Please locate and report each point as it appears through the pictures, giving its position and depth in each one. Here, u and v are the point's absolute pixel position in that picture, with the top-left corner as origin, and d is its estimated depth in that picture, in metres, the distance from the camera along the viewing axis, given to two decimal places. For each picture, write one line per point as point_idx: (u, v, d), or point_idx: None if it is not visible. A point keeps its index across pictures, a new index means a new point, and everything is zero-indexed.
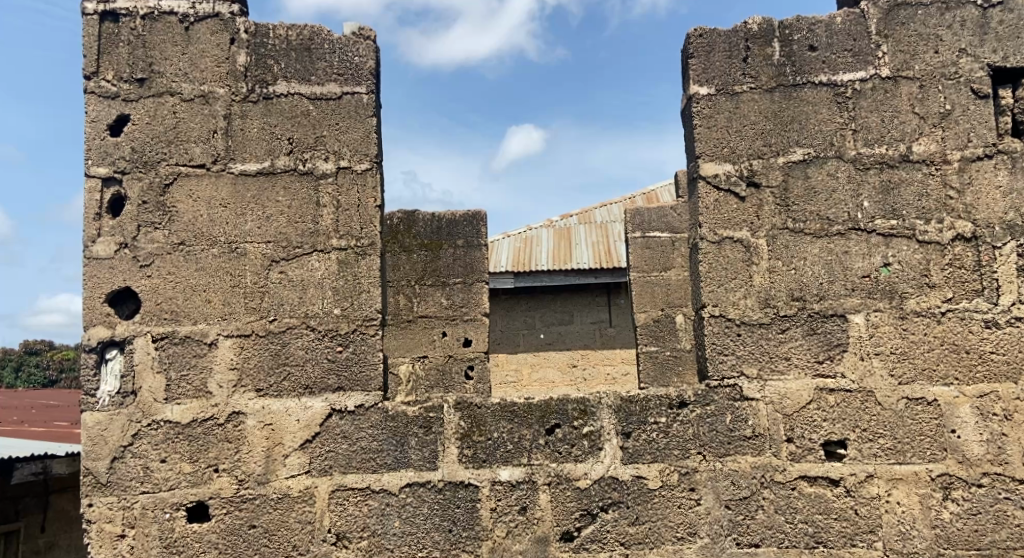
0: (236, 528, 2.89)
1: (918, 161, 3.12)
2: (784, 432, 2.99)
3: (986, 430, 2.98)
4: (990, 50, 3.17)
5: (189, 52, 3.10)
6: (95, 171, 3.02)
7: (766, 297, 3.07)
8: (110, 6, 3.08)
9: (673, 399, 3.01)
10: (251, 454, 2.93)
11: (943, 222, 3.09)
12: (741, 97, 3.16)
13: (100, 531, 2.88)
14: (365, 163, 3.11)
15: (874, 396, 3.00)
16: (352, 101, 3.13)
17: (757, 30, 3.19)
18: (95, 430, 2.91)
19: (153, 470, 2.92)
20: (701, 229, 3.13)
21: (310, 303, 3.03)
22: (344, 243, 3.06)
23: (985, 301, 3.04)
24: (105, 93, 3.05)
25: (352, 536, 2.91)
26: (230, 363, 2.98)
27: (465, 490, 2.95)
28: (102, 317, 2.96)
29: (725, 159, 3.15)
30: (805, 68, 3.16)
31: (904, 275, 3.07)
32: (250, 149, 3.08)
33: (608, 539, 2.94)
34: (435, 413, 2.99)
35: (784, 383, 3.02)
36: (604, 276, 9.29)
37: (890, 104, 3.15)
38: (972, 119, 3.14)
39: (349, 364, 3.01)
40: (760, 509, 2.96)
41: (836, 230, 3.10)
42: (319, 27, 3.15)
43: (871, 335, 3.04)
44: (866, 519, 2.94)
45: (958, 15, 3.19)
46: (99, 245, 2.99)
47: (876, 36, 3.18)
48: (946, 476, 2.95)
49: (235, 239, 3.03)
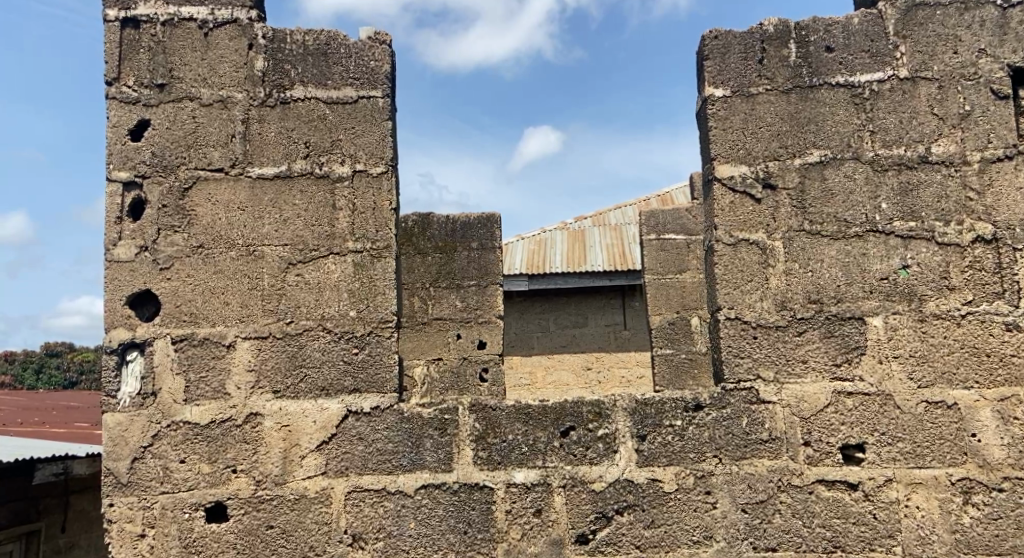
0: (254, 529, 2.92)
1: (937, 163, 3.09)
2: (801, 435, 2.98)
3: (1007, 434, 2.95)
4: (1010, 51, 3.13)
5: (208, 57, 3.13)
6: (117, 176, 3.06)
7: (782, 300, 3.06)
8: (131, 13, 3.13)
9: (688, 402, 3.00)
10: (269, 456, 2.96)
11: (963, 224, 3.06)
12: (757, 99, 3.15)
13: (120, 530, 2.91)
14: (380, 166, 3.12)
15: (893, 400, 2.98)
16: (368, 105, 3.15)
17: (772, 32, 3.19)
18: (116, 431, 2.96)
19: (172, 470, 2.95)
20: (716, 232, 3.11)
21: (326, 304, 3.05)
22: (360, 246, 3.08)
23: (1006, 304, 3.01)
24: (126, 99, 3.09)
25: (368, 537, 2.93)
26: (248, 365, 3.01)
27: (480, 492, 2.96)
28: (123, 319, 3.01)
29: (741, 161, 3.14)
30: (821, 69, 3.15)
31: (922, 278, 3.04)
32: (268, 153, 3.11)
33: (623, 542, 2.93)
34: (450, 415, 3.01)
35: (801, 386, 3.00)
36: (618, 279, 9.26)
37: (908, 105, 3.12)
38: (993, 120, 3.10)
39: (364, 366, 3.02)
40: (776, 513, 2.94)
41: (853, 232, 3.08)
42: (336, 32, 3.18)
43: (890, 338, 3.01)
44: (886, 523, 2.92)
45: (978, 15, 3.16)
46: (120, 248, 3.04)
47: (894, 36, 3.15)
48: (967, 481, 2.92)
49: (253, 241, 3.06)
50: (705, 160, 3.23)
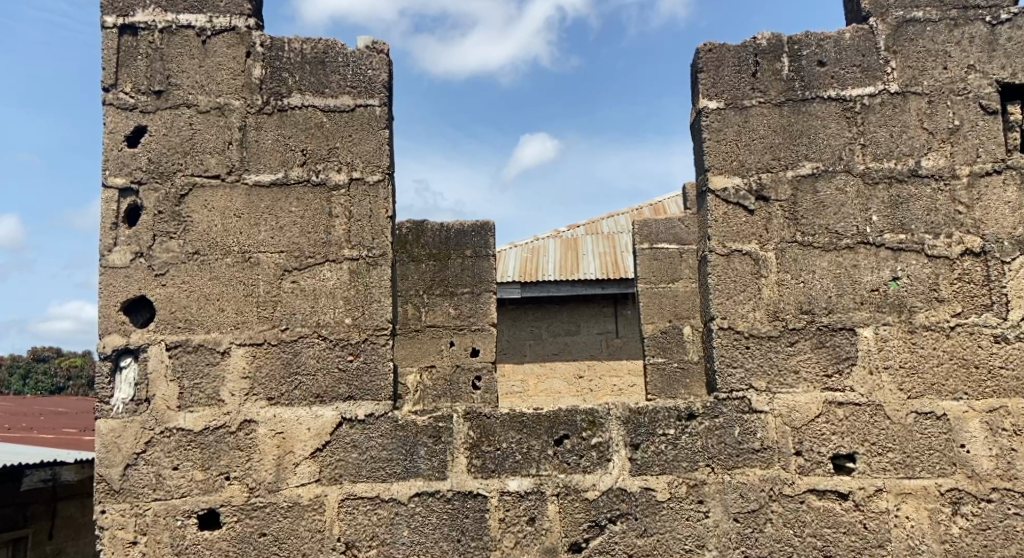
0: (247, 536, 2.92)
1: (926, 176, 3.13)
2: (793, 445, 3.00)
3: (995, 445, 2.98)
4: (999, 67, 3.18)
5: (206, 64, 3.15)
6: (113, 182, 3.07)
7: (774, 310, 3.08)
8: (130, 20, 3.14)
9: (681, 411, 3.02)
10: (263, 463, 2.96)
11: (952, 237, 3.10)
12: (750, 112, 3.19)
13: (112, 537, 2.91)
14: (377, 174, 3.14)
15: (883, 410, 3.01)
16: (365, 113, 3.17)
17: (766, 45, 3.23)
18: (109, 437, 2.96)
19: (165, 477, 2.95)
20: (709, 242, 3.15)
21: (322, 311, 3.06)
22: (356, 254, 3.10)
23: (994, 316, 3.05)
24: (123, 105, 3.10)
25: (362, 545, 2.93)
26: (243, 372, 3.01)
27: (473, 500, 2.96)
28: (117, 325, 3.01)
29: (734, 173, 3.17)
30: (813, 83, 3.19)
31: (913, 290, 3.08)
32: (265, 160, 3.12)
33: (616, 550, 2.94)
34: (445, 422, 3.02)
35: (793, 397, 3.03)
36: (611, 288, 9.30)
37: (899, 119, 3.17)
38: (981, 135, 3.15)
39: (359, 374, 3.03)
40: (768, 522, 2.96)
41: (845, 244, 3.12)
42: (334, 41, 3.20)
43: (881, 349, 3.05)
44: (876, 533, 2.94)
45: (968, 31, 3.21)
46: (115, 254, 3.04)
47: (885, 51, 3.20)
48: (955, 491, 2.95)
49: (249, 248, 3.07)
50: (699, 172, 3.26)
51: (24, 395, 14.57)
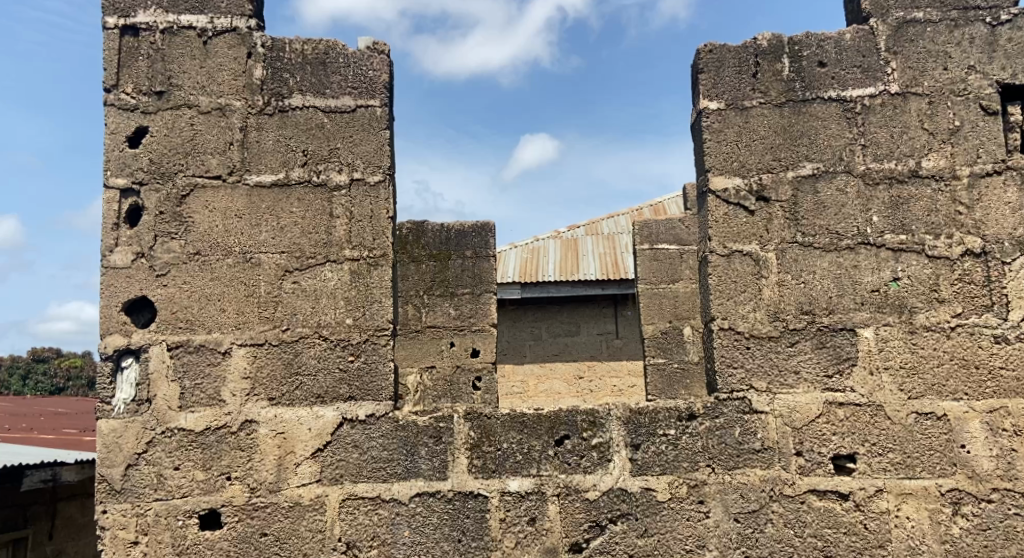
0: (248, 536, 2.92)
1: (927, 176, 3.14)
2: (793, 446, 3.00)
3: (996, 445, 2.98)
4: (999, 67, 3.19)
5: (207, 65, 3.15)
6: (114, 183, 3.08)
7: (775, 310, 3.09)
8: (131, 21, 3.14)
9: (682, 411, 3.03)
10: (263, 463, 2.96)
11: (952, 238, 3.10)
12: (751, 112, 3.19)
13: (113, 537, 2.91)
14: (378, 174, 3.14)
15: (883, 410, 3.01)
16: (366, 114, 3.17)
17: (766, 46, 3.23)
18: (110, 437, 2.96)
19: (166, 477, 2.95)
20: (710, 243, 3.15)
21: (323, 312, 3.06)
22: (357, 254, 3.10)
23: (994, 317, 3.05)
24: (124, 106, 3.11)
25: (362, 545, 2.93)
26: (244, 373, 3.01)
27: (474, 500, 2.96)
28: (118, 325, 3.01)
29: (735, 173, 3.17)
30: (814, 84, 3.20)
31: (913, 290, 3.08)
32: (266, 160, 3.13)
33: (616, 550, 2.94)
34: (445, 423, 3.02)
35: (793, 397, 3.03)
36: (611, 288, 9.30)
37: (899, 120, 3.17)
38: (981, 135, 3.15)
39: (360, 374, 3.03)
40: (768, 523, 2.96)
41: (845, 245, 3.12)
42: (335, 41, 3.20)
43: (881, 350, 3.05)
44: (876, 533, 2.94)
45: (968, 32, 3.21)
46: (116, 254, 3.04)
47: (886, 52, 3.20)
48: (956, 492, 2.95)
49: (250, 249, 3.08)
50: (699, 172, 3.27)
51: (24, 395, 14.61)
